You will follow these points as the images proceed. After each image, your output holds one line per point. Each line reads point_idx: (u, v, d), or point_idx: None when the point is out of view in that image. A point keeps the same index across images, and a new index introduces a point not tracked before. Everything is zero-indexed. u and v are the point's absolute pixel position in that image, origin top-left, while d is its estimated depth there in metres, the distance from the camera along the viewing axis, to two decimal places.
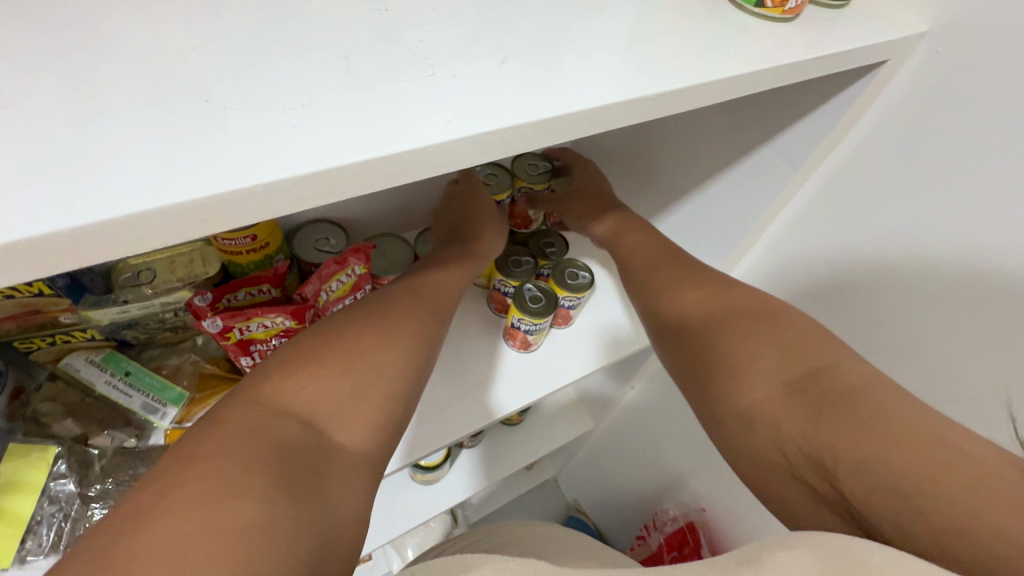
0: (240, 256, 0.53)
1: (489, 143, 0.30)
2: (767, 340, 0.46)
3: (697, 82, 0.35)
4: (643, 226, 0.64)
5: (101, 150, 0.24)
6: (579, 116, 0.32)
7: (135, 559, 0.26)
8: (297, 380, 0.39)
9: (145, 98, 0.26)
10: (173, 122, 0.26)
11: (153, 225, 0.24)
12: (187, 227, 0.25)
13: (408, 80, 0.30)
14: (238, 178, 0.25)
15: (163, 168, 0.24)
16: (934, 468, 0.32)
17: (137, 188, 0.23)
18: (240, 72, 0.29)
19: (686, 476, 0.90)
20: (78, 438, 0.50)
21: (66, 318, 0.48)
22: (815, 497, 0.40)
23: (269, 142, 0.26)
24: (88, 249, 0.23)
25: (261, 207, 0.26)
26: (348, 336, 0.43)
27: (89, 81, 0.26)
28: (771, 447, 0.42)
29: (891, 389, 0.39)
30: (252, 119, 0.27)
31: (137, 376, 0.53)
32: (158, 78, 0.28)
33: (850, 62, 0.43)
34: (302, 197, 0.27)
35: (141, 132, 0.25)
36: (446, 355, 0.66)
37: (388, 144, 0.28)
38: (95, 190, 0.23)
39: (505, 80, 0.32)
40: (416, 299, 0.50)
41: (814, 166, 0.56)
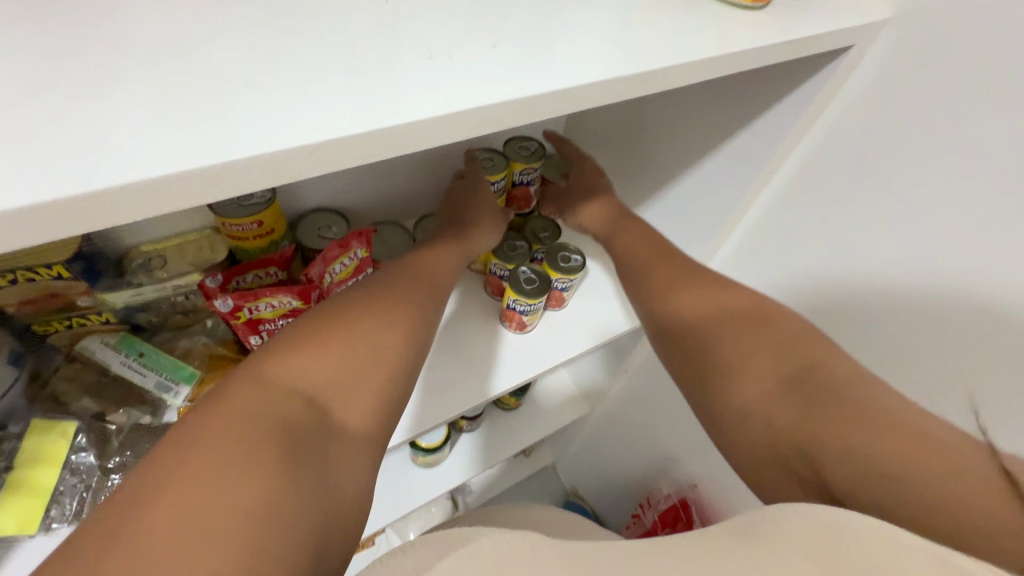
0: (247, 241, 0.55)
1: (482, 119, 0.33)
2: (759, 338, 0.49)
3: (674, 64, 0.38)
4: (636, 223, 0.68)
5: (127, 124, 0.27)
6: (562, 96, 0.35)
7: (143, 529, 0.28)
8: (307, 363, 0.41)
9: (157, 77, 0.29)
10: (181, 100, 0.28)
11: (174, 191, 0.26)
12: (202, 193, 0.27)
13: (406, 62, 0.33)
14: (246, 150, 0.27)
15: (173, 142, 0.27)
16: (926, 462, 0.35)
17: (159, 158, 0.26)
18: (247, 55, 0.31)
19: (678, 454, 0.93)
20: (95, 416, 0.52)
21: (83, 301, 0.51)
22: (799, 482, 0.43)
23: (279, 119, 0.29)
24: (118, 211, 0.26)
25: (270, 175, 0.29)
26: (352, 322, 0.45)
27: (101, 63, 0.29)
28: (766, 443, 0.45)
29: (875, 382, 0.42)
30: (263, 99, 0.29)
31: (151, 357, 0.55)
32: (176, 58, 0.30)
33: (814, 48, 0.46)
34: (305, 169, 0.30)
35: (156, 108, 0.28)
36: (443, 338, 0.69)
37: (390, 119, 0.30)
38: (117, 159, 0.25)
39: (496, 62, 0.35)
40: (414, 290, 0.52)
41: (788, 149, 0.58)
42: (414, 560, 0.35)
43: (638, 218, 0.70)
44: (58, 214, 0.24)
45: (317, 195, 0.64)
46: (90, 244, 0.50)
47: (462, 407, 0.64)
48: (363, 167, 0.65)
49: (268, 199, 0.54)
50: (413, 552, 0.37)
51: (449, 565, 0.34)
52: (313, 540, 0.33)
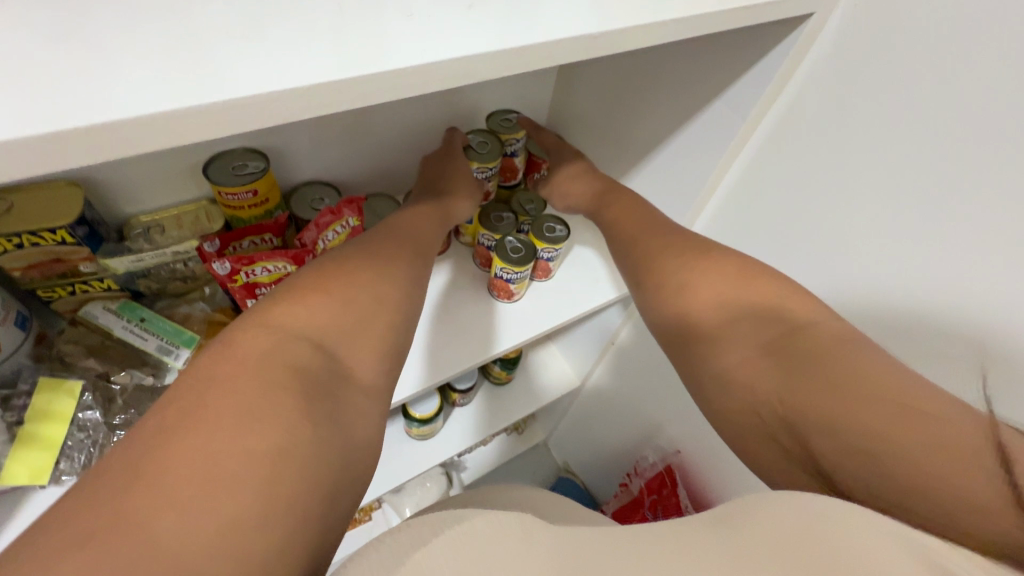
0: (242, 210, 0.57)
1: (458, 72, 0.35)
2: (747, 310, 0.52)
3: (640, 24, 0.41)
4: (626, 197, 0.70)
5: (124, 68, 0.29)
6: (533, 50, 0.37)
7: (165, 472, 0.31)
8: (301, 321, 0.43)
9: (153, 30, 0.31)
10: (175, 51, 0.30)
11: (171, 127, 0.29)
12: (197, 130, 0.30)
13: (387, 19, 0.35)
14: (237, 93, 0.30)
15: (168, 84, 0.29)
16: (900, 422, 0.37)
17: (154, 98, 0.28)
18: (238, 11, 0.33)
19: (662, 422, 0.97)
20: (100, 376, 0.55)
21: (85, 268, 0.53)
22: (786, 455, 0.46)
23: (265, 68, 0.31)
24: (123, 146, 0.28)
25: (257, 115, 0.31)
26: (338, 282, 0.47)
27: (100, 16, 0.31)
28: (747, 406, 0.48)
29: (859, 349, 0.44)
30: (252, 49, 0.31)
31: (151, 322, 0.57)
32: (167, 13, 0.32)
33: (774, 15, 0.48)
34: (292, 113, 0.32)
35: (153, 56, 0.30)
36: (434, 305, 0.72)
37: (372, 68, 0.33)
38: (115, 99, 0.28)
39: (472, 20, 0.37)
40: (401, 252, 0.54)
41: (759, 116, 0.60)
42: (410, 537, 0.37)
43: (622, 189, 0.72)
44: (71, 145, 0.27)
45: (308, 167, 0.66)
46: (91, 210, 0.52)
47: (456, 368, 0.67)
48: (351, 140, 0.67)
49: (262, 169, 0.56)
50: (411, 528, 0.39)
51: (444, 542, 0.35)
52: (322, 474, 0.36)
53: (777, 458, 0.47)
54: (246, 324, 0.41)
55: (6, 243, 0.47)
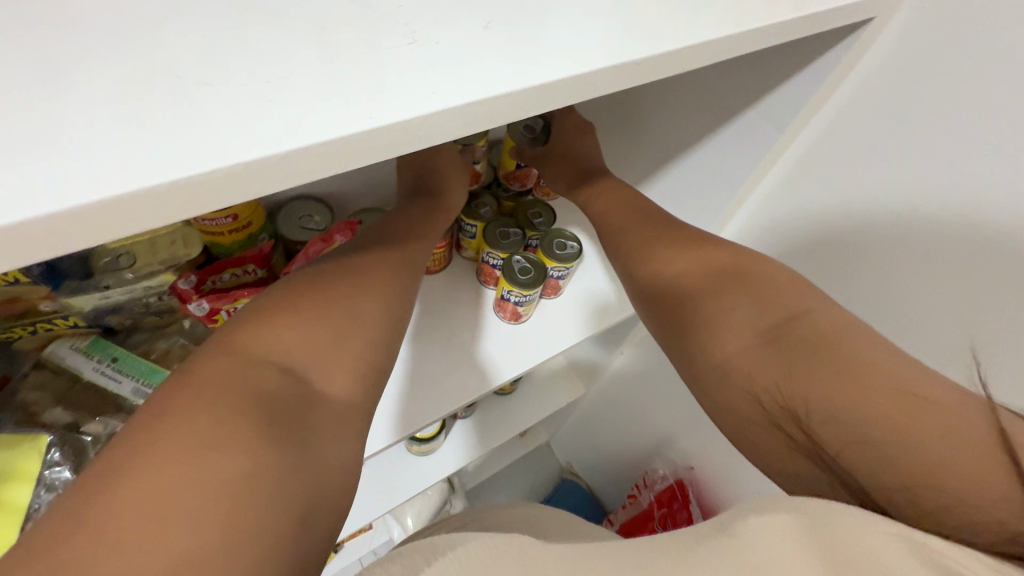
0: (221, 236, 0.52)
1: (473, 114, 0.30)
2: (743, 288, 0.45)
3: (683, 47, 0.35)
4: (612, 187, 0.61)
5: (68, 129, 0.23)
6: (560, 85, 0.31)
7: (107, 520, 0.26)
8: (259, 356, 0.36)
9: (100, 69, 0.25)
10: (133, 99, 0.24)
11: (136, 210, 0.23)
12: (168, 208, 0.24)
13: (388, 49, 0.29)
14: (219, 159, 0.24)
15: (109, 155, 0.23)
16: (911, 419, 0.32)
17: (105, 168, 0.23)
18: (206, 41, 0.27)
19: (674, 436, 0.93)
20: (69, 427, 0.49)
21: (45, 306, 0.47)
22: (788, 447, 0.40)
23: (243, 121, 0.25)
24: (65, 238, 0.22)
25: (227, 192, 0.25)
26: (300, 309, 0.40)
27: (31, 53, 0.25)
28: (743, 397, 0.42)
29: (864, 333, 0.38)
30: (235, 94, 0.26)
31: (125, 361, 0.52)
32: (118, 47, 0.26)
33: (832, 22, 0.42)
34: (279, 178, 0.26)
35: (105, 109, 0.24)
36: (423, 325, 0.67)
37: (373, 118, 0.27)
38: (60, 172, 0.22)
39: (487, 47, 0.31)
40: (381, 265, 0.47)
41: (797, 129, 0.55)
42: (398, 567, 0.33)
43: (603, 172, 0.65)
44: None
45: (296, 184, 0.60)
46: None
47: (448, 397, 0.63)
48: None
49: None
50: (400, 557, 0.35)
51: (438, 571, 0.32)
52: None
53: (789, 454, 0.40)
54: (179, 377, 0.34)
55: None
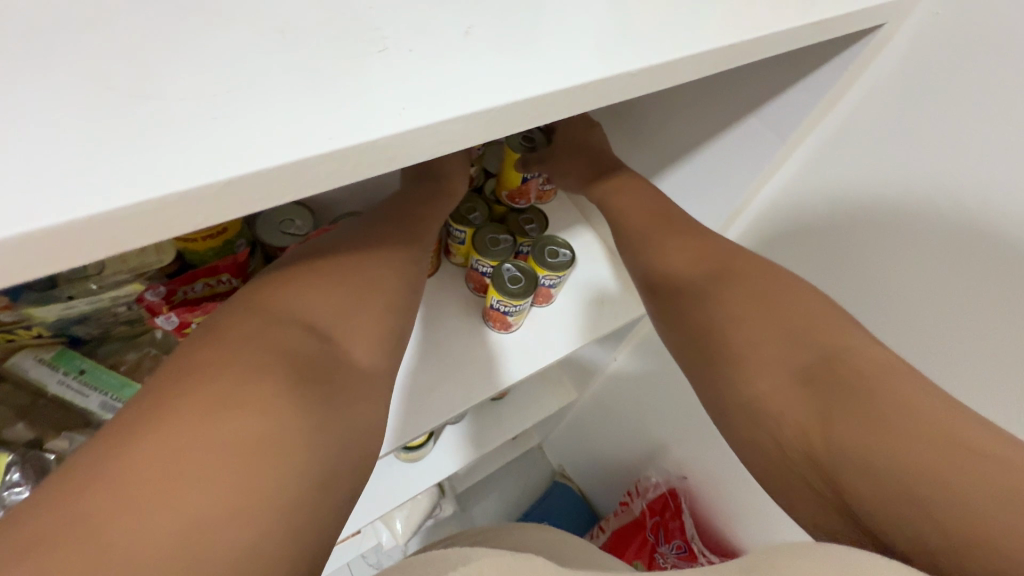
0: (196, 243, 0.50)
1: (456, 130, 0.27)
2: (776, 315, 0.42)
3: (683, 57, 0.33)
4: (635, 185, 0.58)
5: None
6: (550, 99, 0.29)
7: (79, 517, 0.24)
8: (248, 358, 0.31)
9: (42, 83, 0.23)
10: (85, 117, 0.22)
11: (79, 238, 0.21)
12: (122, 237, 0.22)
13: (361, 57, 0.27)
14: (177, 182, 0.22)
15: (33, 181, 0.21)
16: (962, 475, 0.30)
17: (46, 193, 0.20)
18: (160, 53, 0.25)
19: (669, 444, 0.91)
20: (33, 444, 0.47)
21: (6, 317, 0.44)
22: (815, 495, 0.38)
23: (195, 144, 0.23)
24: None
25: (171, 223, 0.23)
26: (298, 308, 0.37)
27: None
28: (769, 435, 0.40)
29: (907, 376, 0.36)
30: (194, 108, 0.24)
31: (93, 374, 0.50)
32: (59, 58, 0.24)
33: (842, 29, 0.40)
34: (245, 202, 0.24)
35: (47, 128, 0.22)
36: (421, 336, 0.64)
37: (343, 136, 0.25)
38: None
39: (471, 56, 0.28)
40: (377, 265, 0.43)
41: (800, 138, 0.53)
42: None
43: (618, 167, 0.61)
44: None
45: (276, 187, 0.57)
46: None
47: (454, 411, 0.60)
48: None
49: None
50: None
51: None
52: None
53: (805, 485, 0.38)
54: (152, 389, 0.30)
55: None
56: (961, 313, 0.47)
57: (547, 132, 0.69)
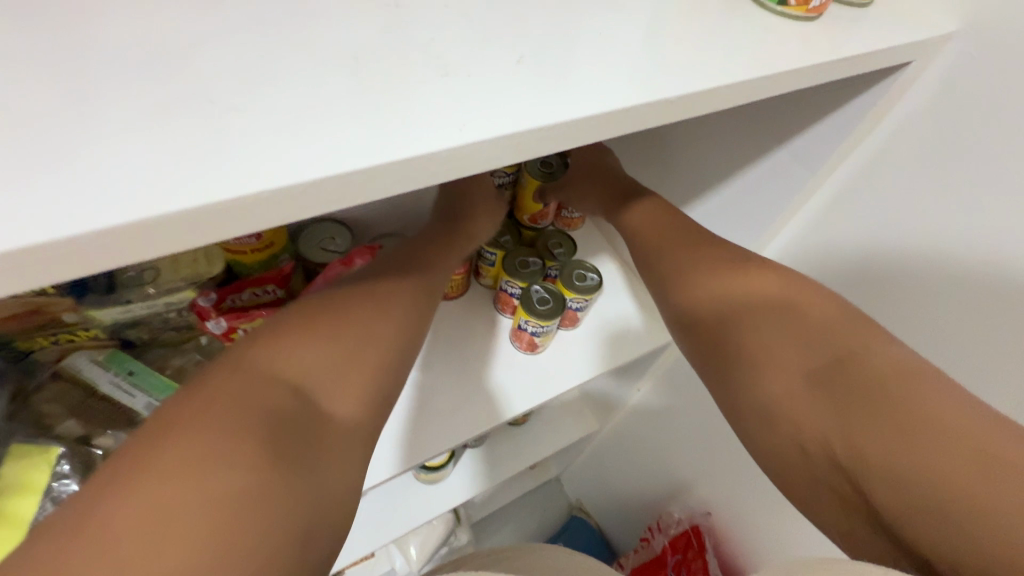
0: (245, 256, 0.53)
1: (505, 147, 0.29)
2: (793, 322, 0.42)
3: (718, 86, 0.34)
4: (653, 200, 0.59)
5: (90, 153, 0.23)
6: (591, 122, 0.31)
7: (97, 527, 0.26)
8: (229, 409, 0.31)
9: (139, 100, 0.25)
10: (175, 128, 0.25)
11: (166, 232, 0.23)
12: (199, 233, 0.24)
13: (420, 82, 0.29)
14: (254, 185, 0.24)
15: (118, 181, 0.23)
16: (987, 482, 0.29)
17: (146, 194, 0.23)
18: (243, 74, 0.27)
19: (692, 479, 0.89)
20: (80, 439, 0.49)
21: (69, 317, 0.48)
22: (840, 503, 0.37)
23: (262, 154, 0.25)
24: (68, 264, 0.22)
25: (237, 221, 0.25)
26: (287, 357, 0.37)
27: (69, 82, 0.25)
28: (791, 443, 0.39)
29: (927, 379, 0.35)
30: (269, 122, 0.26)
31: (140, 375, 0.52)
32: (153, 79, 0.26)
33: (872, 65, 0.42)
34: (311, 206, 0.26)
35: (145, 137, 0.24)
36: (427, 361, 0.64)
37: (407, 149, 0.27)
38: (88, 197, 0.22)
39: (522, 82, 0.31)
40: (371, 315, 0.42)
41: (829, 170, 0.54)
42: None
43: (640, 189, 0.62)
44: (22, 260, 0.21)
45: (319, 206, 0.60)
46: None
47: (452, 440, 0.60)
48: None
49: None
50: None
51: None
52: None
53: (832, 498, 0.37)
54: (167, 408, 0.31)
55: None
56: (990, 342, 0.46)
57: (562, 156, 0.70)
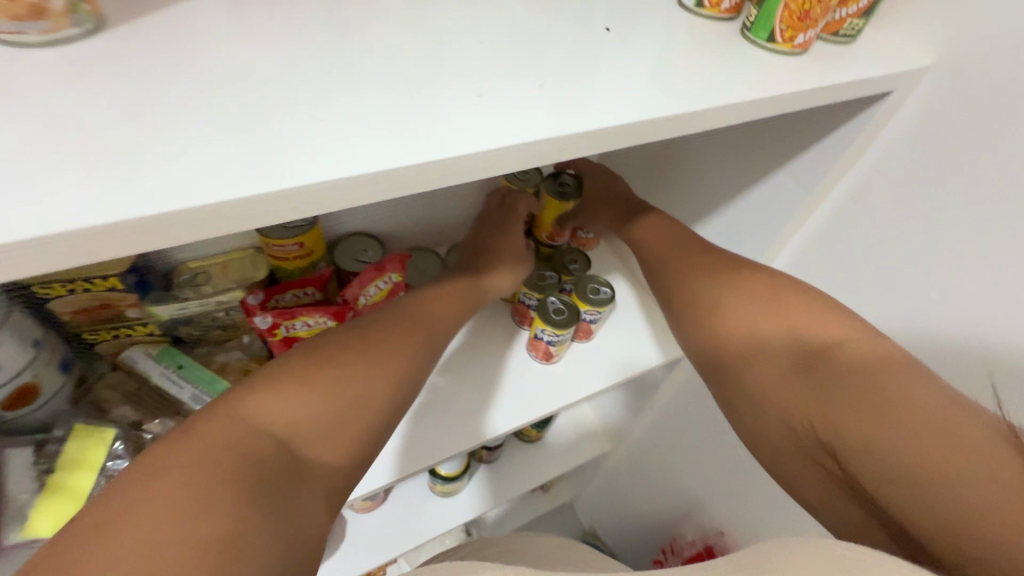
0: (287, 262, 0.58)
1: (524, 155, 0.34)
2: (780, 316, 0.47)
3: (713, 107, 0.39)
4: (657, 214, 0.65)
5: (177, 147, 0.28)
6: (600, 135, 0.36)
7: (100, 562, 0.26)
8: (224, 466, 0.32)
9: (213, 107, 0.30)
10: (247, 129, 0.30)
11: (236, 211, 0.27)
12: (261, 215, 0.28)
13: (453, 100, 0.34)
14: (311, 178, 0.29)
15: (201, 169, 0.27)
16: (935, 448, 0.34)
17: (224, 183, 0.27)
18: (301, 91, 0.32)
19: (705, 499, 0.90)
20: (133, 425, 0.54)
21: (131, 313, 0.54)
22: (825, 475, 0.42)
23: (324, 151, 0.30)
24: (156, 235, 0.26)
25: (304, 206, 0.29)
26: (277, 415, 0.38)
27: (157, 93, 0.30)
28: (780, 427, 0.44)
29: (893, 361, 0.40)
30: (320, 129, 0.31)
31: (189, 369, 0.57)
32: (226, 91, 0.31)
33: (855, 93, 0.46)
34: (353, 198, 0.31)
35: (219, 137, 0.29)
36: (439, 371, 0.68)
37: (438, 151, 0.31)
38: (174, 183, 0.27)
39: (539, 102, 0.36)
40: (358, 367, 0.43)
41: (825, 191, 0.58)
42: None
43: (646, 208, 0.67)
44: (126, 232, 0.25)
45: (351, 220, 0.66)
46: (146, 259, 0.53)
47: (456, 447, 0.63)
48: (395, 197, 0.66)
49: (310, 223, 0.57)
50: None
51: None
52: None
53: (817, 472, 0.42)
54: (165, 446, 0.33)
55: (59, 288, 0.48)
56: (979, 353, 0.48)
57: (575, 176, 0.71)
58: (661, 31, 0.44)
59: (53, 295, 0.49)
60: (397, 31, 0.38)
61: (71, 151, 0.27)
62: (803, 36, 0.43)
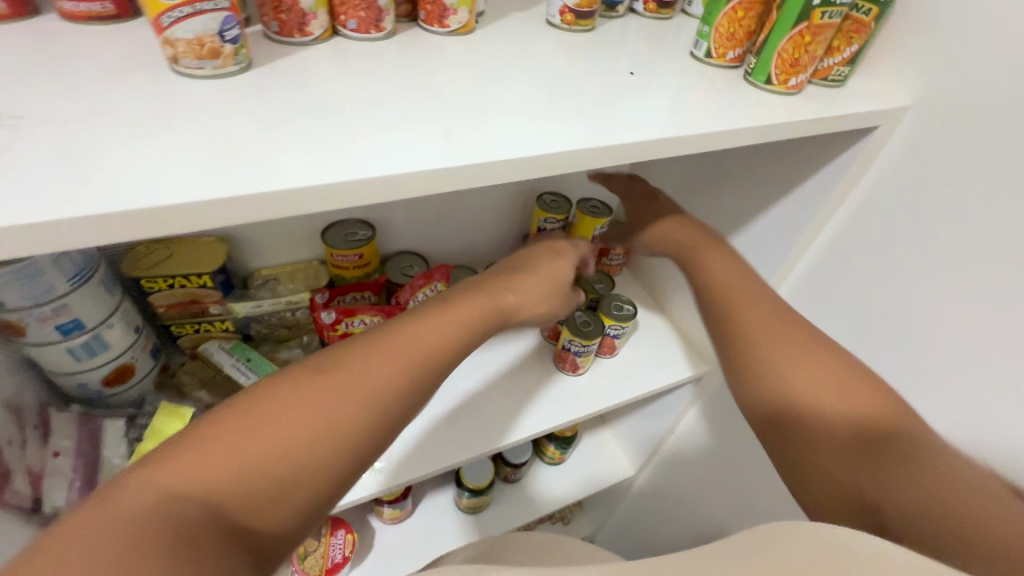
0: (346, 270, 0.66)
1: (563, 164, 0.42)
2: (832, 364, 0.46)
3: (722, 130, 0.47)
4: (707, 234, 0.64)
5: (295, 147, 0.37)
6: (626, 149, 0.44)
7: None
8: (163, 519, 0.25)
9: (326, 123, 0.39)
10: (349, 138, 0.39)
11: (336, 194, 0.36)
12: (354, 198, 0.37)
13: (509, 121, 0.43)
14: (393, 173, 0.37)
15: (313, 162, 0.36)
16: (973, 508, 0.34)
17: (328, 175, 0.35)
18: (391, 113, 0.41)
19: (730, 524, 0.91)
20: (207, 407, 0.61)
21: (214, 309, 0.62)
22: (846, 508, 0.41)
23: (406, 154, 0.38)
24: (279, 207, 0.35)
25: (386, 193, 0.37)
26: (204, 473, 0.27)
27: (284, 113, 0.39)
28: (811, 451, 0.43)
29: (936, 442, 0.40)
30: (402, 139, 0.39)
31: (255, 362, 0.63)
32: (334, 112, 0.40)
33: (845, 124, 0.53)
34: (423, 188, 0.38)
35: (328, 143, 0.38)
36: (463, 376, 0.74)
37: (495, 154, 0.40)
38: (292, 173, 0.35)
39: (576, 124, 0.44)
40: (332, 412, 0.32)
41: (828, 214, 0.64)
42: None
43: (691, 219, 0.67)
44: (261, 203, 0.34)
45: (402, 238, 0.74)
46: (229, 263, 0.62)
47: (457, 457, 0.67)
48: (441, 219, 0.75)
49: (369, 238, 0.65)
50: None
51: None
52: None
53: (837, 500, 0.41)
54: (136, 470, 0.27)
55: (161, 283, 0.57)
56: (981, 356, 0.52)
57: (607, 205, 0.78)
58: (678, 75, 0.53)
59: (155, 289, 0.58)
60: (464, 73, 0.47)
61: (220, 149, 0.35)
62: (796, 78, 0.51)
